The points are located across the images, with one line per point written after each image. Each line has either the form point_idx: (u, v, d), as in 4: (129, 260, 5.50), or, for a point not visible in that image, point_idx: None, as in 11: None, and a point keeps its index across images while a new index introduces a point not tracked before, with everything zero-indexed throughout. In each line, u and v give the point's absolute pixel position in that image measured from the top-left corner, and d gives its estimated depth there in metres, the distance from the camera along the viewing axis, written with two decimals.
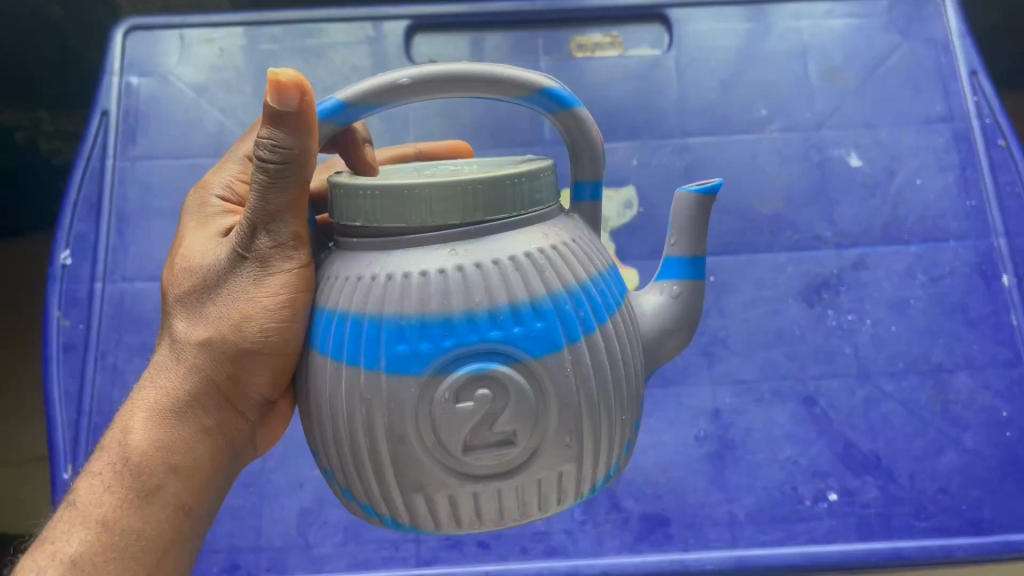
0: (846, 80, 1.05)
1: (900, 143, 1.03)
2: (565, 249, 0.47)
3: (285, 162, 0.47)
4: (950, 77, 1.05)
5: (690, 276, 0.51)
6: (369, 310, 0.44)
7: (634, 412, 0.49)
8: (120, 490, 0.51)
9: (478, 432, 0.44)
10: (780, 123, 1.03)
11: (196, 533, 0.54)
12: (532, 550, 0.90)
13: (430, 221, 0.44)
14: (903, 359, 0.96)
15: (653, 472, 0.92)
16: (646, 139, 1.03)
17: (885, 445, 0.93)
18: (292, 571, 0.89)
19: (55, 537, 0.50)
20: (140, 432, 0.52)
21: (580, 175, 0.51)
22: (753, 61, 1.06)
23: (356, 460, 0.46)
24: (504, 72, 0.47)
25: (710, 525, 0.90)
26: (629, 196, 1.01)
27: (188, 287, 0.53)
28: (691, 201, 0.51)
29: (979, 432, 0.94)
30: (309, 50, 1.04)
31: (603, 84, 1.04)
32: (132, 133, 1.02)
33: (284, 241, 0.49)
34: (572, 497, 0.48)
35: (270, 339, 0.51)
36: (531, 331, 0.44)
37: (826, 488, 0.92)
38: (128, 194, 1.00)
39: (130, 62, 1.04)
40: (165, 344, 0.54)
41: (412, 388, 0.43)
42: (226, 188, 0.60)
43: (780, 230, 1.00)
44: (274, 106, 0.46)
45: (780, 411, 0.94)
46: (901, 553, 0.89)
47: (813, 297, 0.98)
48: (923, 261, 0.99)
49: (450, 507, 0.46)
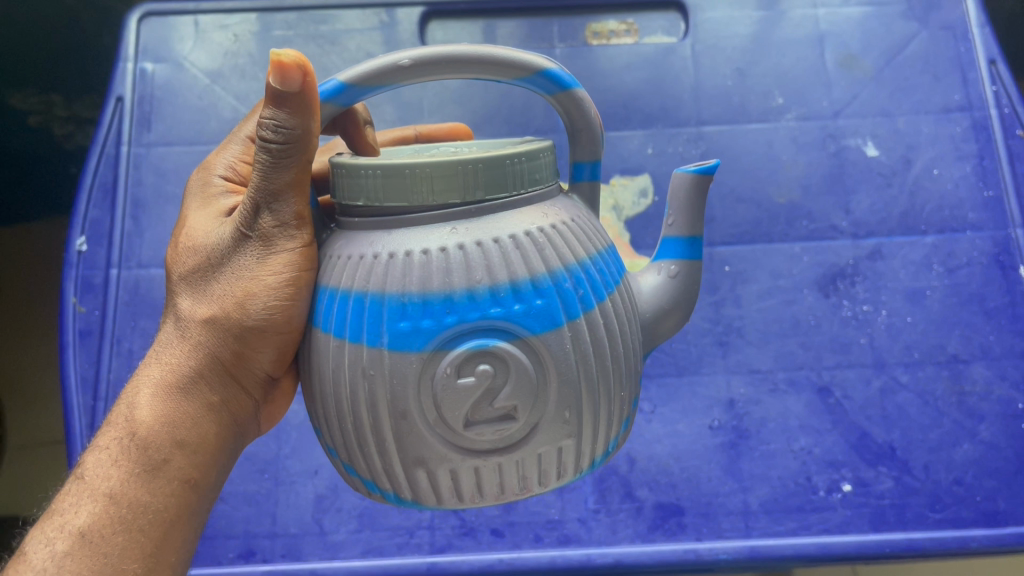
0: (863, 68, 1.04)
1: (917, 132, 1.02)
2: (564, 229, 0.47)
3: (287, 143, 0.47)
4: (969, 65, 1.04)
5: (688, 256, 0.51)
6: (371, 287, 0.44)
7: (633, 389, 0.49)
8: (127, 464, 0.51)
9: (478, 407, 0.44)
10: (796, 112, 1.02)
11: (203, 508, 0.55)
12: (546, 538, 0.90)
13: (431, 200, 0.44)
14: (919, 350, 0.95)
15: (666, 461, 0.92)
16: (661, 128, 1.02)
17: (901, 436, 0.92)
18: (307, 557, 0.90)
19: (63, 510, 0.50)
20: (147, 407, 0.53)
21: (578, 155, 0.51)
22: (769, 48, 1.05)
23: (359, 436, 0.46)
24: (505, 54, 0.47)
25: (724, 515, 0.90)
26: (644, 185, 1.00)
27: (194, 265, 0.53)
28: (688, 180, 0.50)
29: (996, 423, 0.93)
30: (323, 37, 1.05)
31: (617, 72, 1.04)
32: (147, 119, 1.03)
33: (287, 220, 0.49)
34: (571, 473, 0.48)
35: (274, 317, 0.51)
36: (531, 308, 0.44)
37: (840, 478, 0.91)
38: (143, 179, 1.01)
39: (145, 49, 1.05)
40: (171, 322, 0.55)
41: (413, 365, 0.43)
42: (229, 169, 0.60)
43: (795, 220, 0.99)
44: (275, 86, 0.46)
45: (795, 401, 0.94)
46: (916, 544, 0.88)
47: (829, 287, 0.97)
48: (939, 251, 0.98)
49: (452, 482, 0.46)
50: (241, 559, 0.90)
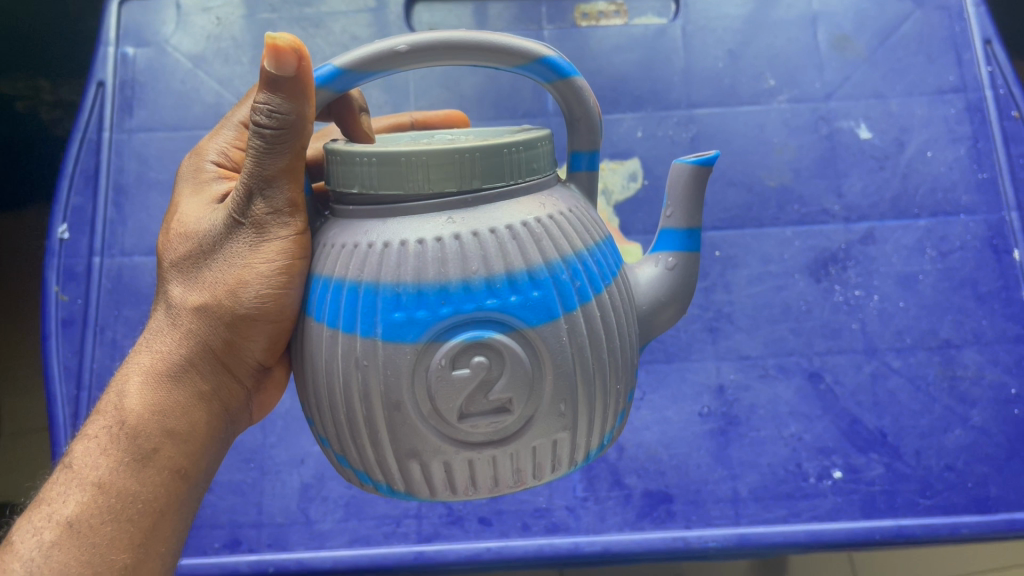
0: (856, 49, 1.03)
1: (911, 114, 1.01)
2: (562, 219, 0.46)
3: (281, 128, 0.46)
4: (963, 45, 1.03)
5: (685, 249, 0.50)
6: (365, 277, 0.43)
7: (628, 381, 0.48)
8: (116, 452, 0.50)
9: (473, 399, 0.43)
10: (788, 94, 1.01)
11: (193, 498, 0.53)
12: (534, 526, 0.89)
13: (426, 188, 0.43)
14: (911, 335, 0.95)
15: (655, 449, 0.92)
16: (651, 111, 1.01)
17: (892, 422, 0.92)
18: (293, 547, 0.89)
19: (50, 499, 0.49)
20: (136, 395, 0.51)
21: (576, 145, 0.50)
22: (762, 28, 1.03)
23: (351, 426, 0.45)
24: (504, 41, 0.46)
25: (713, 502, 0.90)
26: (634, 168, 0.99)
27: (185, 252, 0.52)
28: (687, 172, 0.49)
29: (987, 408, 0.93)
30: (307, 19, 1.03)
31: (606, 54, 1.02)
32: (128, 104, 1.01)
33: (280, 207, 0.48)
34: (565, 466, 0.47)
35: (266, 305, 0.49)
36: (527, 300, 0.43)
37: (830, 465, 0.91)
38: (125, 165, 0.99)
39: (126, 32, 1.03)
40: (161, 309, 0.53)
41: (408, 355, 0.42)
42: (221, 155, 0.59)
43: (787, 204, 0.98)
44: (271, 70, 0.44)
45: (785, 387, 0.93)
46: (905, 531, 0.88)
47: (821, 272, 0.96)
48: (932, 235, 0.97)
49: (445, 474, 0.45)
50: (226, 549, 0.89)
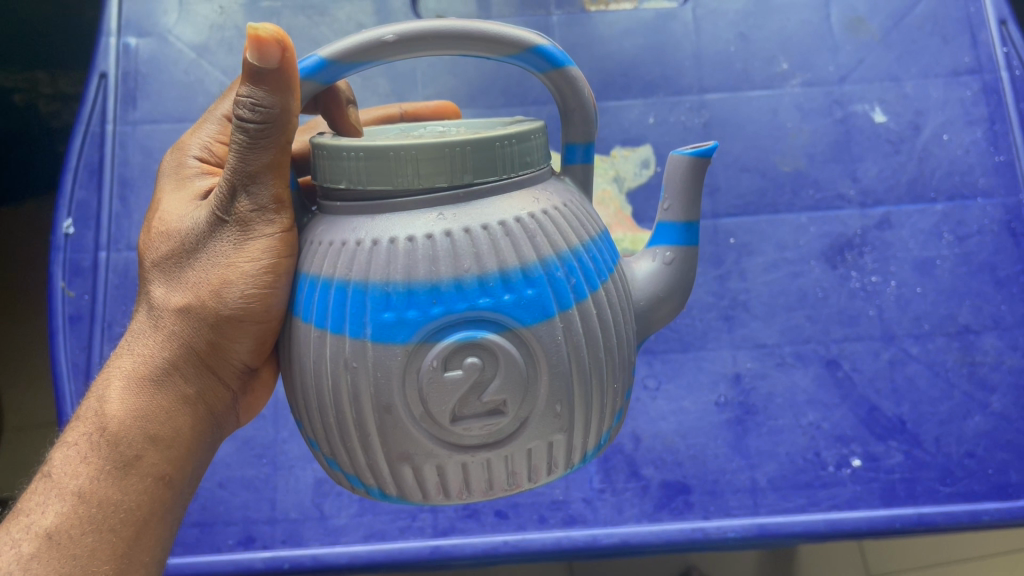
0: (871, 30, 1.00)
1: (927, 96, 0.98)
2: (556, 214, 0.44)
3: (265, 122, 0.45)
4: (979, 25, 1.00)
5: (684, 241, 0.49)
6: (354, 276, 0.42)
7: (626, 379, 0.47)
8: (98, 460, 0.49)
9: (466, 402, 0.42)
10: (801, 78, 0.99)
11: (178, 504, 0.52)
12: (551, 519, 0.88)
13: (416, 183, 0.42)
14: (929, 321, 0.93)
15: (672, 439, 0.90)
16: (662, 96, 0.99)
17: (910, 409, 0.91)
18: (308, 543, 0.88)
19: (29, 509, 0.48)
20: (119, 401, 0.50)
21: (571, 137, 0.48)
22: (773, 10, 1.01)
23: (342, 429, 0.44)
24: (493, 30, 0.44)
25: (731, 492, 0.88)
26: (646, 155, 0.98)
27: (166, 252, 0.51)
28: (685, 163, 0.48)
29: (1007, 395, 0.91)
30: (312, 8, 1.01)
31: (615, 38, 1.00)
32: (132, 96, 1.00)
33: (265, 204, 0.47)
34: (563, 468, 0.46)
35: (251, 306, 0.49)
36: (521, 298, 0.42)
37: (849, 453, 0.89)
38: (130, 158, 0.99)
39: (127, 22, 1.02)
40: (143, 310, 0.52)
41: (398, 357, 0.41)
42: (204, 149, 0.58)
43: (801, 189, 0.96)
44: (253, 62, 0.43)
45: (802, 375, 0.91)
46: (926, 519, 0.87)
47: (837, 258, 0.94)
48: (949, 219, 0.95)
49: (438, 477, 0.44)
50: (241, 546, 0.89)
